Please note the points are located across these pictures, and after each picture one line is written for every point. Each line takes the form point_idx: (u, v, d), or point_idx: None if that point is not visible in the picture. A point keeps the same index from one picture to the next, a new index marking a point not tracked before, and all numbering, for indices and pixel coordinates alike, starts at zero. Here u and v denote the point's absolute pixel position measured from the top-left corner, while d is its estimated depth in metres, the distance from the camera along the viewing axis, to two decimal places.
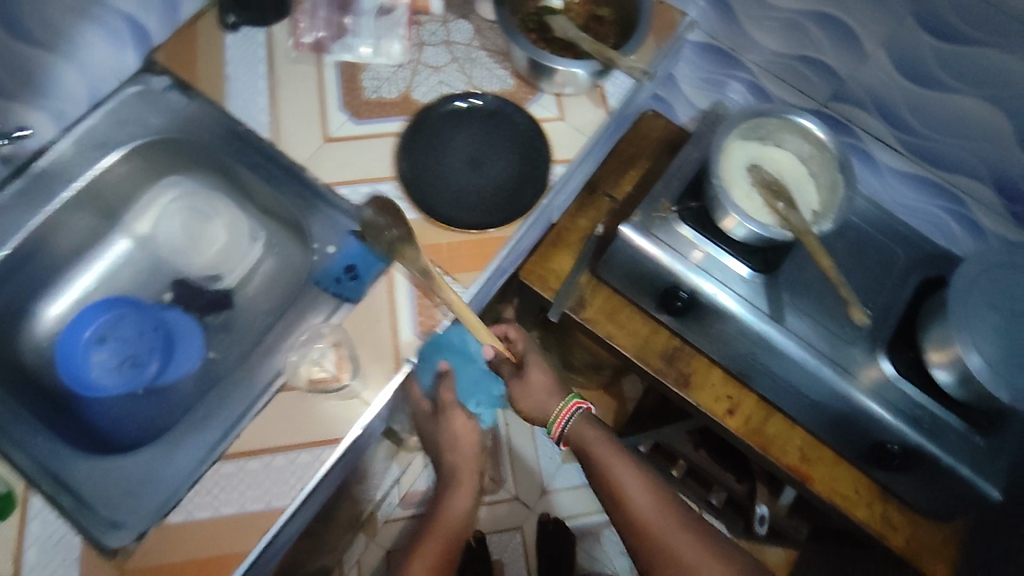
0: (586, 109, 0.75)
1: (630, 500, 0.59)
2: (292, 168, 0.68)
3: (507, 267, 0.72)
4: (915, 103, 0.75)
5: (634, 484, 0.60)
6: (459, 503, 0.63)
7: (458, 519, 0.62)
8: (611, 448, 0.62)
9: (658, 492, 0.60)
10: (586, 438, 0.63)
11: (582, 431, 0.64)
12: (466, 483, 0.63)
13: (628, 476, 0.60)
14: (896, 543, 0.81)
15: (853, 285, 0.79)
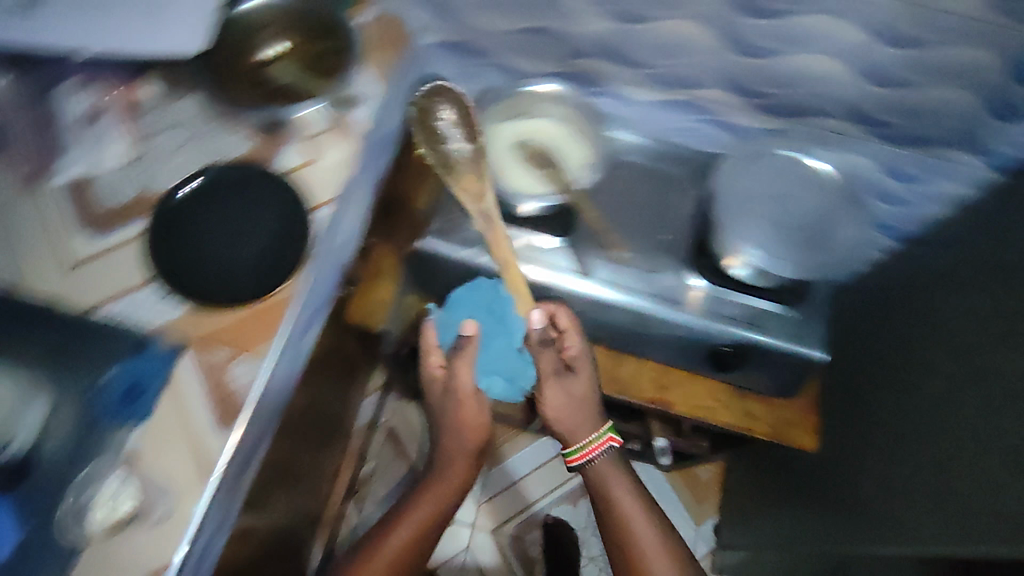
0: (336, 143, 0.72)
1: (633, 515, 0.94)
2: (29, 314, 0.62)
3: (312, 322, 0.71)
4: (635, 42, 0.75)
5: (631, 500, 0.94)
6: (411, 528, 0.98)
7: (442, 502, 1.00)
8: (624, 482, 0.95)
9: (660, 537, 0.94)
10: (607, 478, 0.95)
11: (606, 476, 0.94)
12: (430, 508, 0.99)
13: (627, 495, 0.95)
14: (759, 430, 0.87)
15: (645, 218, 0.85)
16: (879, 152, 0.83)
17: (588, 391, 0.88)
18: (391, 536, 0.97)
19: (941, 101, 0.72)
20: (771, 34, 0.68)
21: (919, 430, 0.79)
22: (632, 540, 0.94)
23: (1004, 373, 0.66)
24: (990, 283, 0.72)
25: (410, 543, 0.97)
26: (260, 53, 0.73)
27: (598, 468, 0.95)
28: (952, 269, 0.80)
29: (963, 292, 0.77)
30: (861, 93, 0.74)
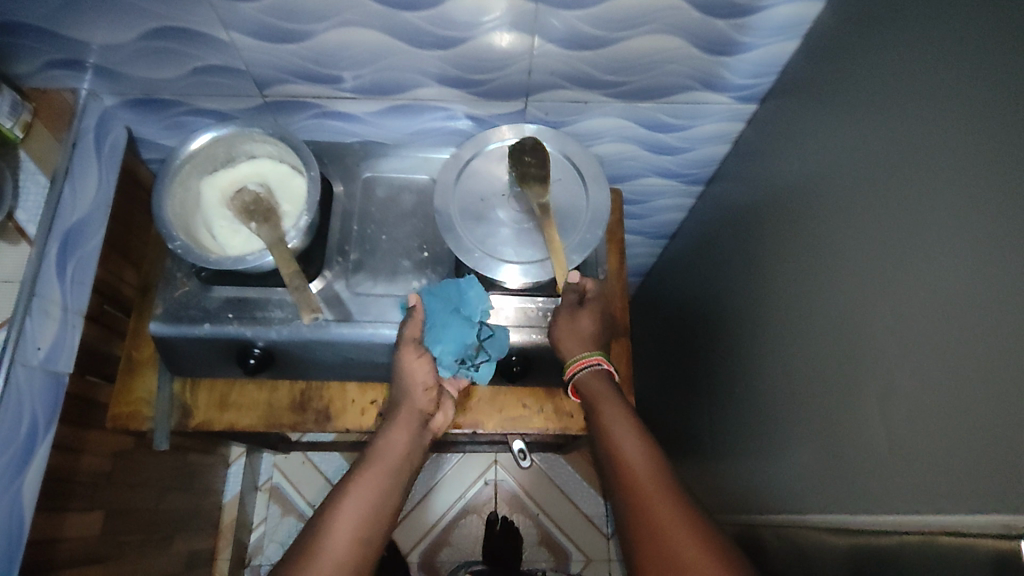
0: (4, 254, 0.65)
1: (624, 442, 0.63)
2: None
3: (28, 461, 0.63)
4: (313, 57, 0.68)
5: (643, 458, 0.61)
6: (369, 497, 0.61)
7: (394, 453, 0.66)
8: (618, 406, 0.66)
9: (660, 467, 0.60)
10: (595, 392, 0.68)
11: (594, 386, 0.69)
12: (382, 477, 0.63)
13: (638, 447, 0.62)
14: (579, 428, 0.78)
15: (401, 237, 0.77)
16: (625, 111, 0.78)
17: (598, 326, 0.71)
18: (337, 517, 0.59)
19: (647, 49, 0.68)
20: (439, 22, 0.63)
21: (743, 398, 0.82)
22: (613, 467, 0.62)
23: (789, 336, 0.69)
24: (764, 253, 0.76)
25: (369, 515, 0.60)
26: None
27: (587, 389, 0.69)
28: (735, 247, 0.85)
29: (746, 265, 0.81)
30: (561, 59, 0.68)
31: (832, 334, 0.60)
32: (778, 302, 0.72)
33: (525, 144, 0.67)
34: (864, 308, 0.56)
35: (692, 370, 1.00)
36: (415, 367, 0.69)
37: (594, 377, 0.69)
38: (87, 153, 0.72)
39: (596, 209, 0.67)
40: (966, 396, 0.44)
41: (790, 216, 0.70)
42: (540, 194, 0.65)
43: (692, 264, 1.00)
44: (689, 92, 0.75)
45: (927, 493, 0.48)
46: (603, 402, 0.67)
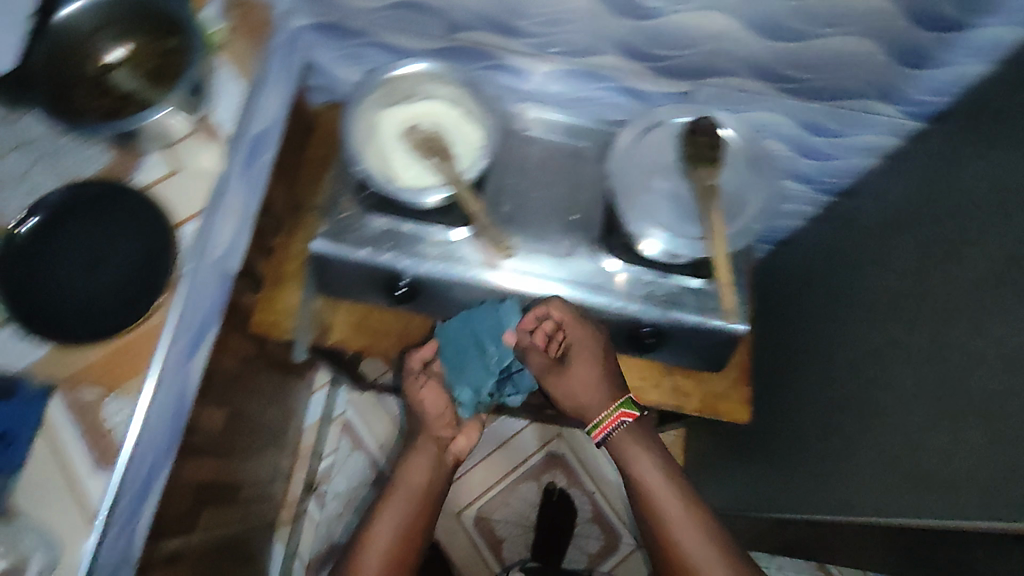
0: (200, 150, 0.67)
1: (654, 494, 0.77)
2: None
3: (197, 348, 0.67)
4: (510, 7, 0.70)
5: (673, 510, 0.76)
6: (400, 516, 0.79)
7: (417, 488, 0.81)
8: (647, 455, 0.78)
9: (695, 518, 0.75)
10: (625, 454, 0.78)
11: (620, 440, 0.78)
12: (405, 502, 0.80)
13: (670, 501, 0.76)
14: (691, 407, 0.82)
15: (553, 197, 0.79)
16: (790, 109, 0.78)
17: (601, 375, 0.76)
18: (373, 538, 0.78)
19: (838, 49, 0.68)
20: None
21: (799, 400, 0.89)
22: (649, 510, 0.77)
23: (850, 359, 0.78)
24: (843, 283, 0.84)
25: (405, 529, 0.79)
26: (99, 57, 0.66)
27: (621, 450, 0.79)
28: (815, 269, 0.92)
29: (831, 280, 0.87)
30: (754, 46, 0.69)
31: (890, 363, 0.69)
32: (856, 321, 0.79)
33: (699, 125, 0.68)
34: (925, 347, 0.64)
35: (766, 372, 1.02)
36: (424, 398, 0.82)
37: (627, 436, 0.78)
38: (276, 67, 0.75)
39: (761, 199, 0.68)
40: (990, 436, 0.53)
41: (896, 238, 0.74)
42: (705, 175, 0.67)
43: (778, 277, 1.04)
44: (861, 99, 0.75)
45: (947, 506, 0.56)
46: (641, 457, 0.78)
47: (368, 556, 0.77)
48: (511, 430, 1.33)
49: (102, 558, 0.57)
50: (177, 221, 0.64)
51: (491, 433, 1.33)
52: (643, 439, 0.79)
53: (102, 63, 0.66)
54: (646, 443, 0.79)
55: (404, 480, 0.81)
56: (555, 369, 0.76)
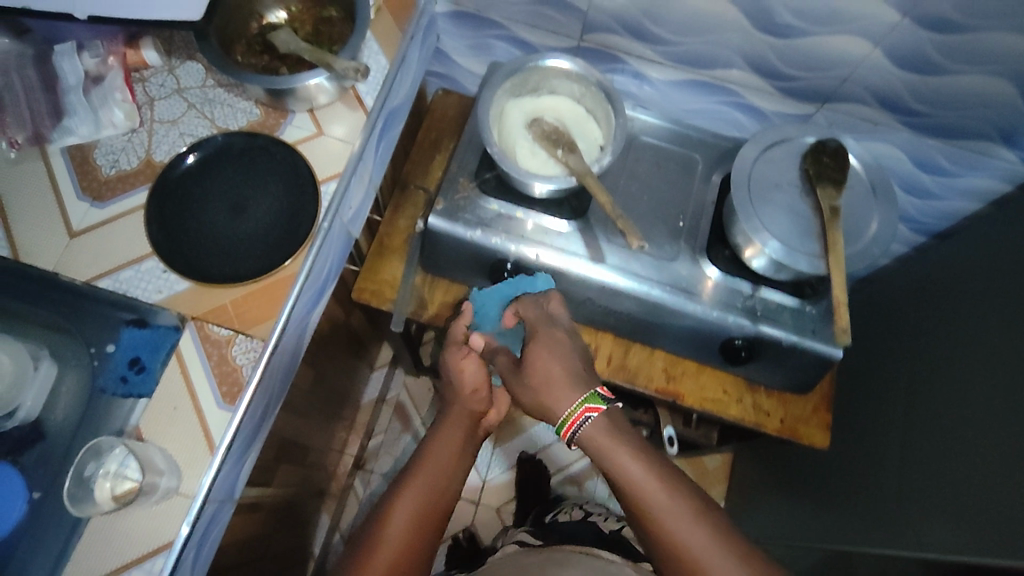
0: (343, 116, 0.71)
1: (656, 494, 0.59)
2: (49, 281, 0.63)
3: (316, 303, 0.70)
4: (649, 14, 0.71)
5: (684, 506, 0.59)
6: (412, 512, 0.65)
7: (437, 473, 0.68)
8: (626, 452, 0.62)
9: (707, 520, 0.59)
10: (602, 449, 0.63)
11: (592, 434, 0.63)
12: (432, 483, 0.68)
13: (676, 498, 0.60)
14: (773, 428, 0.81)
15: (661, 203, 0.81)
16: (908, 143, 0.79)
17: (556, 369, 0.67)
18: (393, 513, 0.65)
19: (973, 89, 0.68)
20: (802, 12, 0.65)
21: (872, 429, 0.88)
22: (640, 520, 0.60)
23: (938, 392, 0.77)
24: (916, 317, 0.87)
25: (426, 508, 0.66)
26: (261, 18, 0.70)
27: (603, 446, 0.63)
28: (890, 302, 0.95)
29: (923, 313, 0.86)
30: (888, 77, 0.70)
31: (967, 403, 0.71)
32: (947, 355, 0.78)
33: (825, 146, 0.70)
34: (994, 382, 0.68)
35: (838, 401, 1.01)
36: (465, 368, 0.74)
37: (604, 431, 0.63)
38: (414, 47, 0.78)
39: (881, 225, 0.68)
40: None
41: (1001, 277, 0.73)
42: (831, 194, 0.68)
43: (853, 315, 1.05)
44: (985, 143, 0.75)
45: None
46: (626, 454, 0.62)
47: (387, 534, 0.63)
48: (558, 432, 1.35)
49: (218, 488, 0.59)
50: (319, 178, 0.68)
51: (535, 433, 1.35)
52: (620, 431, 0.63)
53: (263, 23, 0.70)
54: (626, 438, 0.63)
55: (430, 456, 0.70)
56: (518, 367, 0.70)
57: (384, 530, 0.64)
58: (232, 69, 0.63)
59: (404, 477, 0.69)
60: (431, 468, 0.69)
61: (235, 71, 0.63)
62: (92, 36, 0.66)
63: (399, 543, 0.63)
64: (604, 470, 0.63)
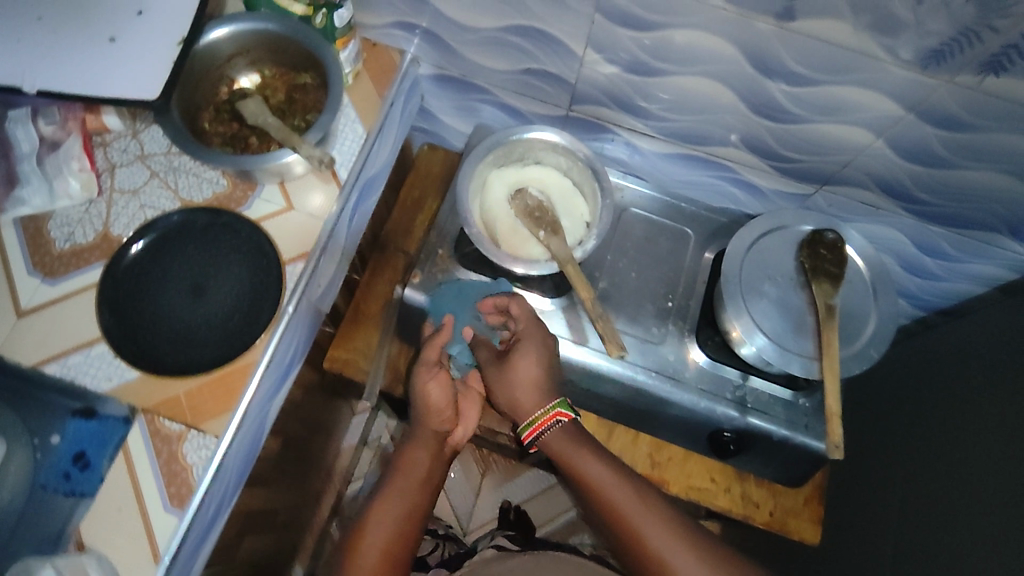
0: (314, 189, 0.67)
1: (618, 496, 0.64)
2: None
3: (280, 385, 0.66)
4: (641, 91, 0.68)
5: (648, 515, 0.63)
6: (390, 523, 0.66)
7: (416, 480, 0.69)
8: (590, 458, 0.67)
9: (686, 538, 0.62)
10: (567, 457, 0.67)
11: (557, 440, 0.68)
12: (408, 493, 0.68)
13: (639, 509, 0.63)
14: (761, 521, 0.78)
15: (650, 281, 0.77)
16: (909, 226, 0.76)
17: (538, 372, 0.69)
18: (371, 525, 0.65)
19: (979, 184, 0.65)
20: (801, 100, 0.61)
21: (867, 517, 0.85)
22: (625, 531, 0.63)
23: (940, 491, 0.74)
24: (919, 399, 0.83)
25: (402, 523, 0.66)
26: (231, 82, 0.67)
27: (562, 451, 0.68)
28: (887, 379, 0.92)
29: (922, 399, 0.83)
30: (889, 166, 0.66)
31: (973, 509, 0.68)
32: (949, 451, 0.75)
33: (823, 237, 0.67)
34: (1005, 484, 0.65)
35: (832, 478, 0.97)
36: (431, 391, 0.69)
37: (561, 436, 0.68)
38: (394, 113, 0.74)
39: (880, 325, 0.65)
40: None
41: (1005, 376, 0.70)
42: (827, 291, 0.65)
43: (848, 386, 1.01)
44: (990, 234, 0.72)
45: None
46: (585, 458, 0.66)
47: (367, 546, 0.64)
48: (544, 484, 1.32)
49: None
50: (284, 257, 0.64)
51: (520, 484, 1.31)
52: (584, 439, 0.69)
53: (233, 88, 0.67)
54: (587, 444, 0.68)
55: (406, 466, 0.70)
56: (501, 360, 0.71)
57: (363, 543, 0.64)
58: (193, 146, 0.59)
59: (383, 488, 0.69)
60: (405, 480, 0.69)
61: (196, 150, 0.59)
62: (48, 104, 0.63)
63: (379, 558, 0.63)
64: (567, 476, 0.68)
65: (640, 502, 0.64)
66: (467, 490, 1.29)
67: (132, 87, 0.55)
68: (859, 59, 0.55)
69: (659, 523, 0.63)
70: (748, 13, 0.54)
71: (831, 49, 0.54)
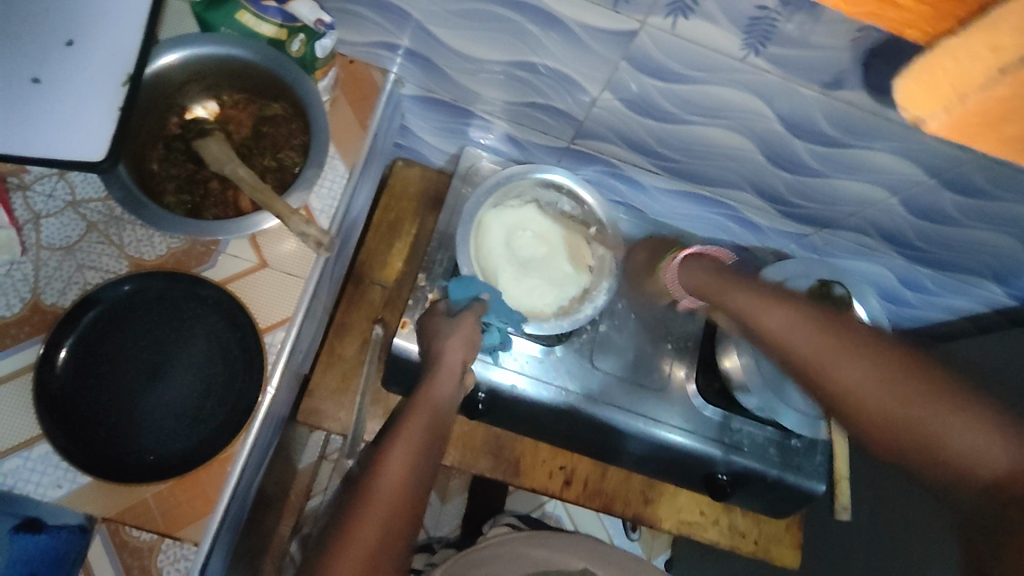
0: (291, 242, 0.57)
1: (786, 340, 0.52)
2: None
3: (257, 466, 0.59)
4: (656, 135, 0.63)
5: (861, 373, 0.48)
6: (412, 452, 0.53)
7: (441, 402, 0.57)
8: (703, 268, 0.63)
9: (803, 317, 0.52)
10: (685, 282, 0.65)
11: (680, 272, 0.66)
12: (429, 428, 0.55)
13: (845, 360, 0.49)
14: (747, 549, 0.81)
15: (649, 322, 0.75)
16: (898, 267, 0.77)
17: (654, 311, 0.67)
18: (389, 457, 0.52)
19: (978, 240, 0.65)
20: (823, 157, 0.59)
21: None
22: (777, 348, 0.53)
23: None
24: None
25: (420, 457, 0.53)
26: (183, 111, 0.55)
27: (737, 309, 0.57)
28: None
29: None
30: (895, 220, 0.66)
31: None
32: None
33: (831, 291, 0.64)
34: None
35: None
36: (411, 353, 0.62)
37: (685, 270, 0.65)
38: (376, 143, 0.66)
39: None
40: None
41: None
42: None
43: None
44: (975, 278, 0.74)
45: None
46: (761, 310, 0.55)
47: (380, 492, 0.50)
48: None
49: None
50: (261, 326, 0.56)
51: None
52: (709, 259, 0.64)
53: (186, 119, 0.55)
54: (707, 260, 0.64)
55: (428, 400, 0.57)
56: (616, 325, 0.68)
57: (375, 481, 0.51)
58: (148, 210, 0.49)
59: (397, 421, 0.56)
60: (425, 414, 0.56)
61: (152, 211, 0.49)
62: None
63: (396, 495, 0.50)
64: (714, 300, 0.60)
65: (755, 304, 0.55)
66: (429, 481, 1.10)
67: (75, 150, 0.46)
68: (898, 130, 0.52)
69: (870, 368, 0.48)
70: (794, 80, 0.49)
71: (870, 120, 0.52)
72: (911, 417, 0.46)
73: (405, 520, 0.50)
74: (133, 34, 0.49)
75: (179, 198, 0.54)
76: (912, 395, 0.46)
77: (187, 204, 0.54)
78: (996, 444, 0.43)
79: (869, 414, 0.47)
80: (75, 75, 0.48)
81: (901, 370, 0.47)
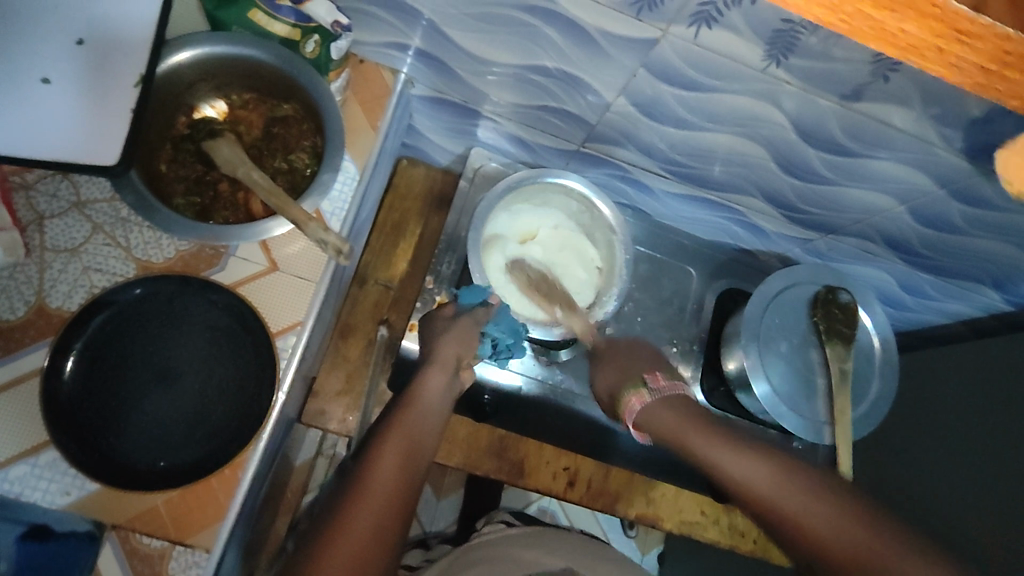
0: (303, 245, 0.57)
1: (761, 488, 0.51)
2: None
3: (266, 470, 0.58)
4: (668, 140, 0.63)
5: (821, 510, 0.48)
6: (404, 448, 0.52)
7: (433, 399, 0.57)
8: (678, 421, 0.58)
9: (774, 471, 0.51)
10: (660, 421, 0.59)
11: (653, 411, 0.60)
12: (412, 442, 0.52)
13: (797, 500, 0.49)
14: (746, 548, 0.82)
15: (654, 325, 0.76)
16: (899, 272, 0.78)
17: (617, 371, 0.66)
18: (382, 450, 0.51)
19: (981, 248, 0.66)
20: (834, 166, 0.59)
21: None
22: (711, 471, 0.55)
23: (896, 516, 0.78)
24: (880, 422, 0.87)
25: (407, 472, 0.51)
26: (191, 110, 0.54)
27: (699, 452, 0.56)
28: None
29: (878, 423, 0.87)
30: (899, 227, 0.67)
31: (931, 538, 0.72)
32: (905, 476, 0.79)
33: (837, 297, 0.67)
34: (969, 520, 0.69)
35: None
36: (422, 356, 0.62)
37: (667, 411, 0.59)
38: (385, 145, 0.65)
39: (883, 385, 0.67)
40: None
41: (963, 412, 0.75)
42: (840, 354, 0.65)
43: None
44: (974, 284, 0.75)
45: None
46: (699, 440, 0.56)
47: (375, 478, 0.49)
48: None
49: None
50: (272, 330, 0.55)
51: None
52: (675, 403, 0.59)
53: (195, 118, 0.54)
54: (676, 408, 0.59)
55: (412, 417, 0.55)
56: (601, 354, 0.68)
57: (370, 470, 0.49)
58: (159, 213, 0.48)
59: (378, 435, 0.53)
60: (409, 430, 0.54)
61: (163, 215, 0.48)
62: None
63: (381, 511, 0.47)
64: (661, 435, 0.58)
65: (770, 460, 0.53)
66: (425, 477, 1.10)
67: (86, 153, 0.45)
68: (912, 141, 0.52)
69: (837, 526, 0.47)
70: (812, 90, 0.50)
71: (883, 131, 0.52)
72: (886, 565, 0.44)
73: (400, 510, 0.48)
74: (144, 34, 0.48)
75: (188, 199, 0.53)
76: (880, 540, 0.45)
77: (196, 205, 0.53)
78: (917, 560, 0.44)
79: (825, 551, 0.46)
80: (84, 75, 0.46)
81: (845, 513, 0.47)
